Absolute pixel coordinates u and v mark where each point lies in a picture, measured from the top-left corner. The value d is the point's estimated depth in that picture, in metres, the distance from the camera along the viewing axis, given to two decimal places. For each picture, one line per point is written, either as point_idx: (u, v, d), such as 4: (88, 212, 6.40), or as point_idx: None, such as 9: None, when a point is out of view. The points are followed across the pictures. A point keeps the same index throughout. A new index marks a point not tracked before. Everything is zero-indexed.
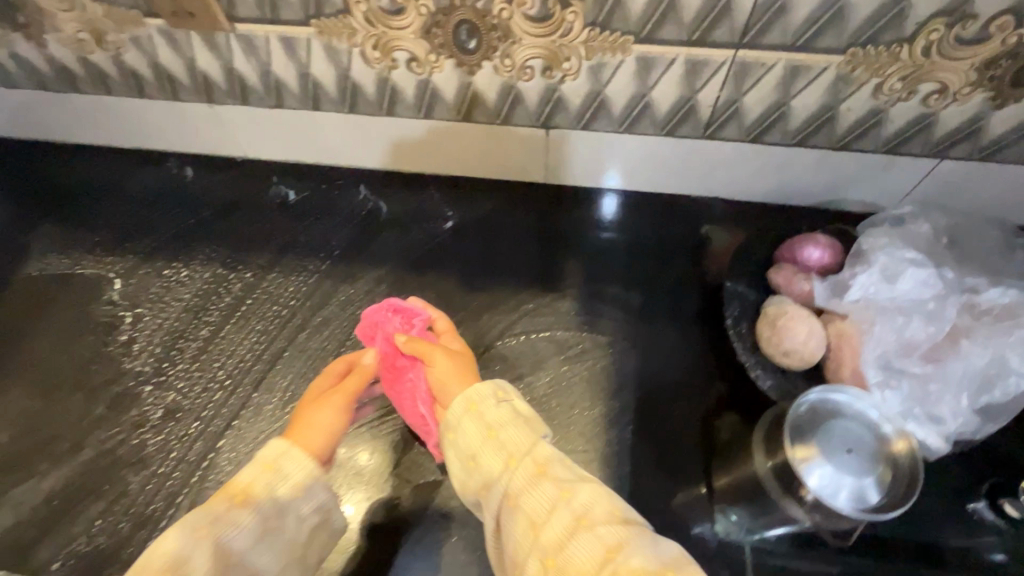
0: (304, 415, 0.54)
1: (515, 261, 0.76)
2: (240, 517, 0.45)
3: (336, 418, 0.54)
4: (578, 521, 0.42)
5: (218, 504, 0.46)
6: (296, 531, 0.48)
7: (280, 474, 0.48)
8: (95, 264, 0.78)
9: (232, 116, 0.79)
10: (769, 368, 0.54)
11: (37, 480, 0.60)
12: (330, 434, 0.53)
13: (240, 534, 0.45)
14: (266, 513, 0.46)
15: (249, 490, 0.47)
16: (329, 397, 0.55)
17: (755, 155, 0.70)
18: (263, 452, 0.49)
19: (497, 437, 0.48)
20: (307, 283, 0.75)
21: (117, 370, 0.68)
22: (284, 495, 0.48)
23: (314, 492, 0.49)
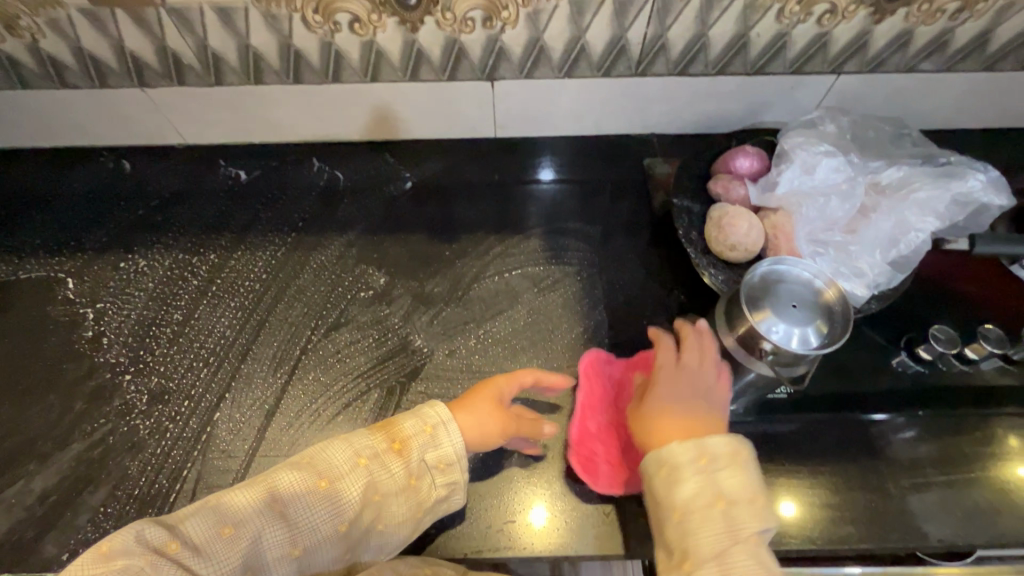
0: (477, 407, 0.57)
1: (479, 211, 0.80)
2: (391, 463, 0.52)
3: (496, 439, 0.56)
4: None
5: (380, 441, 0.53)
6: (426, 498, 0.52)
7: (434, 440, 0.54)
8: (41, 266, 0.74)
9: (168, 99, 0.77)
10: (719, 265, 0.61)
11: (26, 482, 0.59)
12: (484, 441, 0.56)
13: (388, 477, 0.51)
14: (412, 470, 0.52)
15: (405, 444, 0.53)
16: (504, 417, 0.57)
17: (684, 87, 0.77)
18: (428, 413, 0.55)
19: (689, 514, 0.46)
20: (276, 256, 0.75)
21: (89, 365, 0.66)
22: (429, 460, 0.53)
23: (454, 469, 0.54)
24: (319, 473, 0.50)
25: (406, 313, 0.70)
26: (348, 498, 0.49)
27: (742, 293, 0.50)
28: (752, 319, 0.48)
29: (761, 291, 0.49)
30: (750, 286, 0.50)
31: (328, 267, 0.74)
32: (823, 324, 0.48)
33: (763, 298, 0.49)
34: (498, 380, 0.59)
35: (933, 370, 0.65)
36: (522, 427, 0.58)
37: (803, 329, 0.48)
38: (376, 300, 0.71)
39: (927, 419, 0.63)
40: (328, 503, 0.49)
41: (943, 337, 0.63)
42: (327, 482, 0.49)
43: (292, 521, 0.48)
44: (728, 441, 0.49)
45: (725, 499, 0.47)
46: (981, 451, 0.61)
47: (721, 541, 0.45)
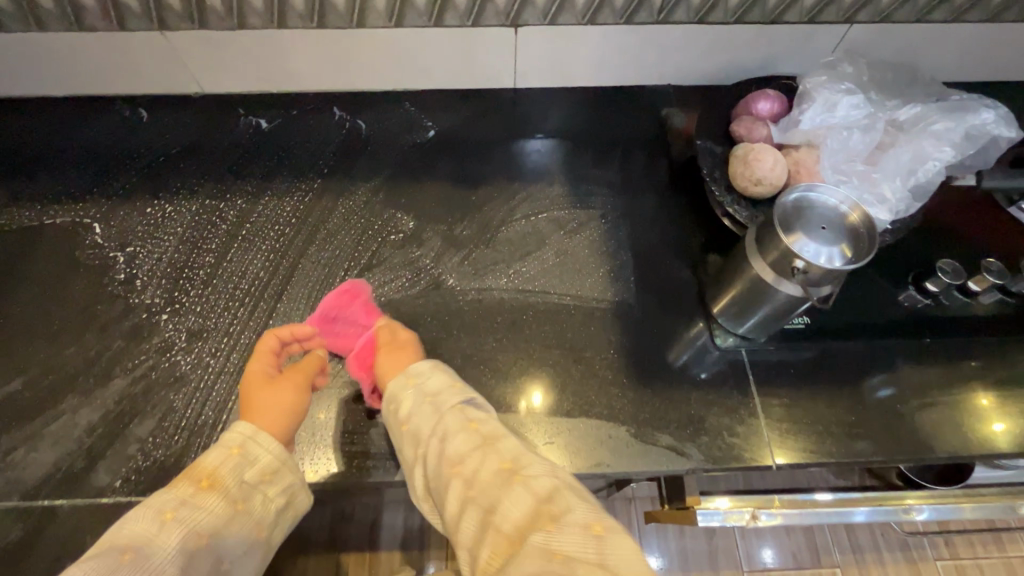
0: (258, 398, 0.55)
1: (500, 159, 0.81)
2: (207, 501, 0.46)
3: (299, 398, 0.56)
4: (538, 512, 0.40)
5: (184, 487, 0.47)
6: (262, 513, 0.49)
7: (247, 457, 0.50)
8: (65, 212, 0.74)
9: (187, 44, 0.77)
10: (743, 202, 0.65)
11: (71, 416, 0.60)
12: (291, 415, 0.55)
13: (207, 518, 0.46)
14: (234, 496, 0.48)
15: (215, 475, 0.48)
16: (286, 380, 0.57)
17: (703, 36, 0.79)
18: (227, 438, 0.51)
19: (439, 410, 0.49)
20: (303, 201, 0.76)
21: (125, 306, 0.67)
22: (250, 478, 0.50)
23: (281, 475, 0.51)
24: (119, 548, 0.42)
25: (436, 255, 0.72)
26: (164, 558, 0.42)
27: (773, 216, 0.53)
28: (783, 237, 0.51)
29: (790, 215, 0.53)
30: (781, 209, 0.53)
31: (356, 211, 0.75)
32: (845, 248, 0.51)
33: (793, 221, 0.52)
34: (252, 367, 0.58)
35: (937, 303, 0.69)
36: (303, 368, 0.59)
37: (826, 249, 0.51)
38: (406, 243, 0.72)
39: (933, 347, 0.67)
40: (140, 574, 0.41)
41: (949, 270, 0.68)
42: (131, 554, 0.41)
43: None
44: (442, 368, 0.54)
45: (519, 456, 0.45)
46: (982, 374, 0.66)
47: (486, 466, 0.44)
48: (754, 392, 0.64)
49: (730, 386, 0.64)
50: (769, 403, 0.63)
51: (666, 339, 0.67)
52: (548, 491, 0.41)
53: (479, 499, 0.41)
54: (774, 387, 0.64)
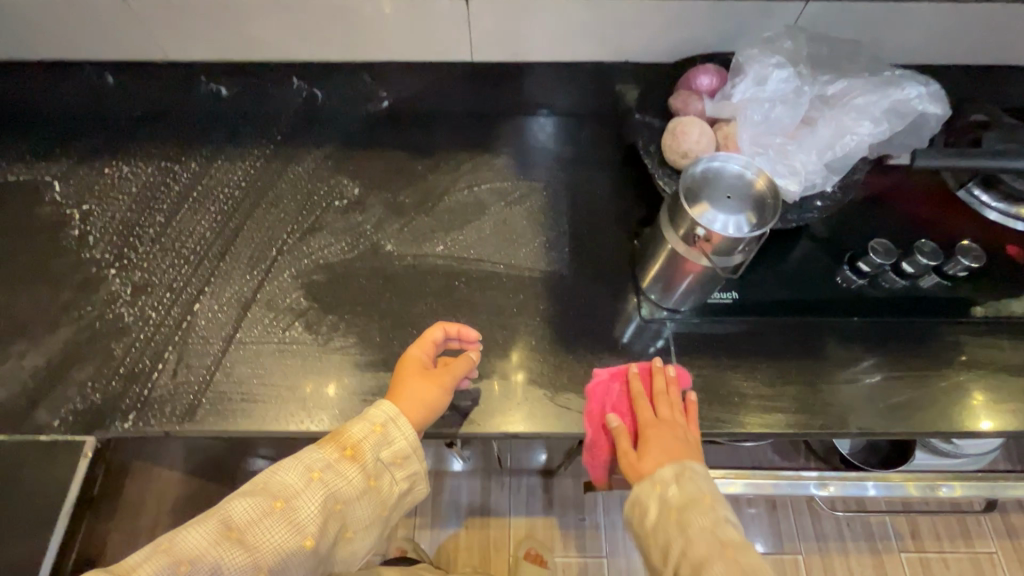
0: (409, 387, 0.57)
1: (451, 131, 0.82)
2: (347, 471, 0.51)
3: (442, 396, 0.58)
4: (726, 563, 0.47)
5: (331, 451, 0.52)
6: (388, 494, 0.54)
7: (386, 437, 0.54)
8: (29, 170, 0.77)
9: (149, 10, 0.79)
10: (674, 176, 0.65)
11: (18, 359, 0.64)
12: (427, 408, 0.57)
13: (346, 485, 0.51)
14: (369, 471, 0.53)
15: (357, 448, 0.53)
16: (437, 376, 0.58)
17: (656, 10, 0.79)
18: (374, 413, 0.55)
19: (659, 535, 0.51)
20: (255, 166, 0.78)
21: (76, 260, 0.70)
22: (385, 458, 0.53)
23: (410, 462, 0.55)
24: (273, 494, 0.49)
25: (379, 221, 0.73)
26: (305, 514, 0.49)
27: (682, 186, 0.53)
28: (688, 207, 0.52)
29: (697, 185, 0.53)
30: (687, 180, 0.54)
31: (304, 177, 0.77)
32: (750, 215, 0.51)
33: (700, 190, 0.53)
34: (411, 352, 0.61)
35: (872, 283, 0.69)
36: (455, 370, 0.59)
37: (728, 217, 0.51)
38: (350, 209, 0.74)
39: (860, 326, 0.67)
40: (284, 522, 0.48)
41: (882, 250, 0.67)
42: (282, 503, 0.49)
43: (251, 545, 0.47)
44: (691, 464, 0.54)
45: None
46: (908, 355, 0.66)
47: (682, 537, 0.49)
48: (674, 361, 0.65)
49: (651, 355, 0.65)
50: (688, 373, 0.64)
51: (593, 309, 0.68)
52: (733, 542, 0.49)
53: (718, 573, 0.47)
54: (694, 359, 0.65)
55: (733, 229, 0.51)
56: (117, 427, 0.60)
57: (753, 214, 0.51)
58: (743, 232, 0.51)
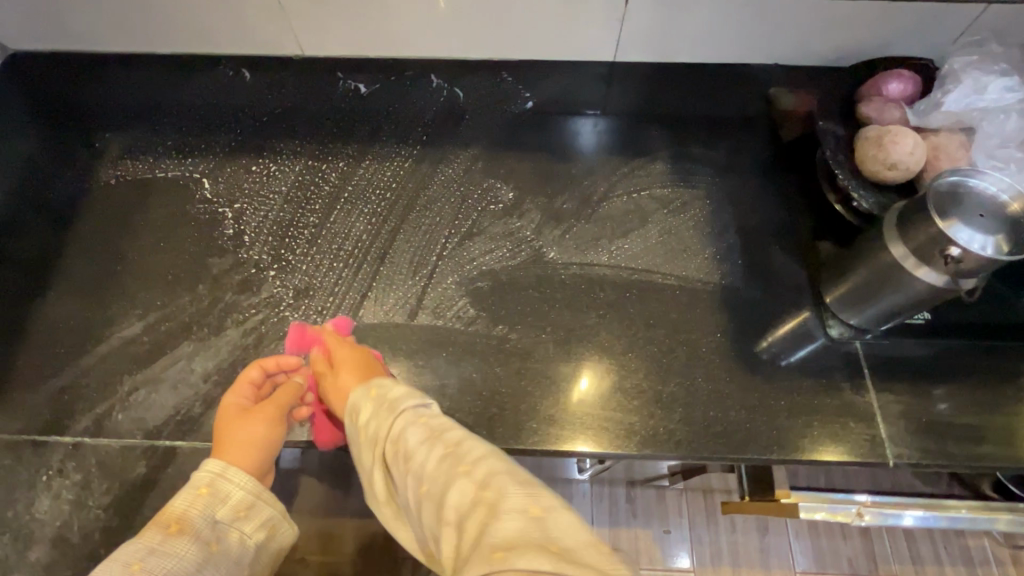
0: (229, 433, 0.55)
1: (594, 132, 0.80)
2: (176, 547, 0.48)
3: (269, 430, 0.56)
4: (491, 508, 0.38)
5: (152, 536, 0.49)
6: (240, 551, 0.51)
7: (217, 496, 0.52)
8: (176, 166, 0.76)
9: (296, 5, 0.77)
10: (871, 188, 0.62)
11: (187, 362, 0.62)
12: (261, 447, 0.55)
13: (178, 564, 0.48)
14: (207, 537, 0.50)
15: (182, 520, 0.50)
16: (257, 411, 0.56)
17: (825, 12, 0.74)
18: (196, 477, 0.52)
19: (421, 425, 0.45)
20: (402, 167, 0.76)
21: (234, 260, 0.69)
22: (223, 517, 0.51)
23: (257, 510, 0.53)
24: None
25: (537, 227, 0.71)
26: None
27: (925, 197, 0.51)
28: (935, 219, 0.49)
29: (944, 198, 0.50)
30: (939, 187, 0.51)
31: (455, 179, 0.75)
32: (1001, 243, 0.48)
33: (947, 204, 0.50)
34: (228, 399, 0.58)
35: None
36: (279, 400, 0.57)
37: (976, 235, 0.48)
38: (505, 213, 0.72)
39: None
40: None
41: None
42: None
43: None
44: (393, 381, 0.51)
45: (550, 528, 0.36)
46: None
47: (424, 449, 0.43)
48: (868, 385, 0.61)
49: (842, 378, 0.61)
50: (884, 398, 0.60)
51: (773, 325, 0.64)
52: (482, 475, 0.41)
53: (475, 520, 0.38)
54: (891, 382, 0.61)
55: (984, 247, 0.47)
56: (298, 435, 0.59)
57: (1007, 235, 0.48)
58: (996, 252, 0.48)
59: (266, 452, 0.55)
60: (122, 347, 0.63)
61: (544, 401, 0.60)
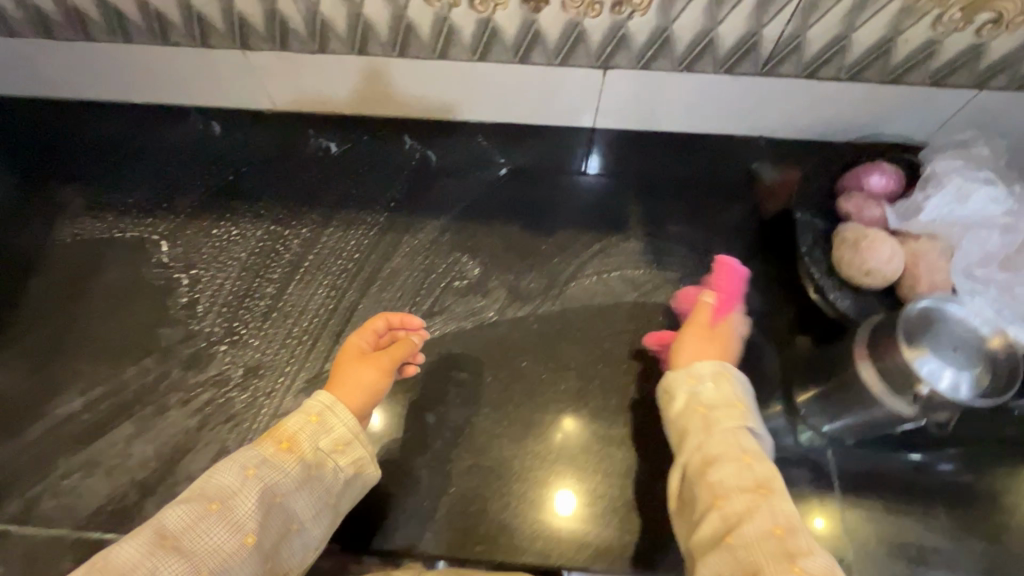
0: (346, 372, 0.56)
1: (570, 202, 0.77)
2: (284, 463, 0.48)
3: (379, 378, 0.57)
4: (714, 499, 0.47)
5: (265, 446, 0.48)
6: (333, 482, 0.50)
7: (324, 426, 0.51)
8: (136, 226, 0.74)
9: (267, 63, 0.75)
10: (845, 289, 0.59)
11: (126, 445, 0.60)
12: (370, 392, 0.56)
13: (283, 480, 0.47)
14: (308, 463, 0.49)
15: (294, 440, 0.49)
16: (372, 359, 0.57)
17: (809, 91, 0.72)
18: (310, 404, 0.52)
19: (705, 415, 0.53)
20: (367, 236, 0.73)
21: (185, 331, 0.66)
22: (325, 447, 0.50)
23: (353, 449, 0.52)
24: (208, 496, 0.45)
25: (500, 307, 0.68)
26: (245, 511, 0.45)
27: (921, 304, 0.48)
28: (910, 328, 0.47)
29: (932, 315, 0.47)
30: (905, 341, 0.47)
31: (421, 251, 0.72)
32: (985, 375, 0.46)
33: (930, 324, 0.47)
34: (351, 341, 0.60)
35: None
36: (392, 352, 0.59)
37: (952, 373, 0.45)
38: (471, 290, 0.70)
39: None
40: (224, 526, 0.44)
41: None
42: (218, 504, 0.45)
43: (188, 553, 0.43)
44: (706, 362, 0.56)
45: (721, 496, 0.47)
46: None
47: (694, 454, 0.51)
48: (835, 501, 0.58)
49: (810, 490, 0.58)
50: (851, 516, 0.57)
51: None
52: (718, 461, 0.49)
53: (742, 485, 0.47)
54: (862, 497, 0.58)
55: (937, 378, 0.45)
56: None
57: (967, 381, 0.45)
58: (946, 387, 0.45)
59: (369, 396, 0.56)
60: (59, 426, 0.61)
61: (494, 505, 0.58)
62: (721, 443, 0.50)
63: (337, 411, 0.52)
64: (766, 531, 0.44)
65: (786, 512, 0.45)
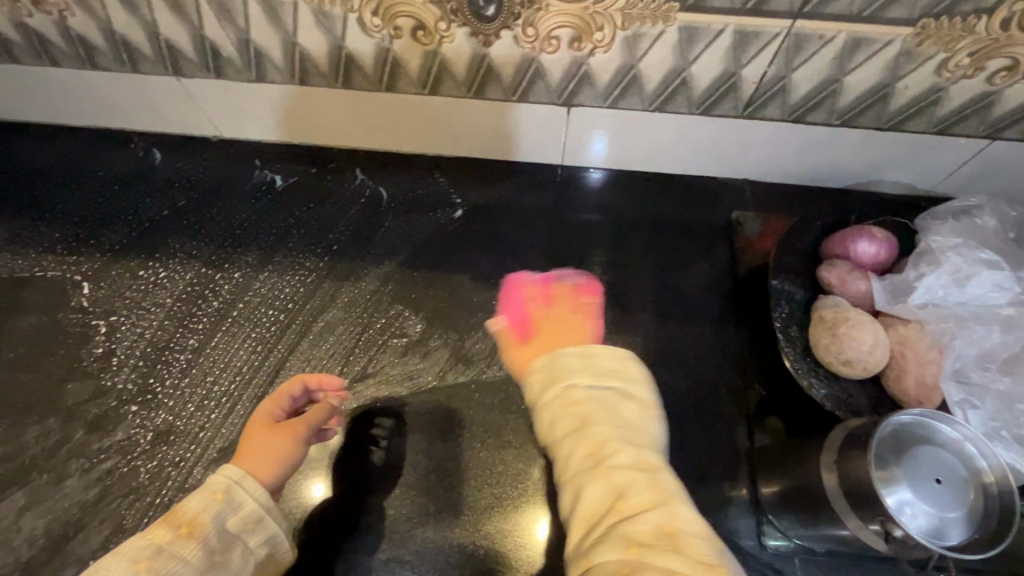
0: (252, 445, 0.49)
1: (528, 250, 0.70)
2: (182, 553, 0.42)
3: (292, 450, 0.50)
4: (597, 473, 0.42)
5: (161, 534, 0.42)
6: (241, 568, 0.45)
7: (231, 504, 0.45)
8: (59, 264, 0.69)
9: (204, 91, 0.69)
10: (823, 375, 0.51)
11: (17, 519, 0.54)
12: (280, 465, 0.50)
13: (182, 571, 0.41)
14: (213, 546, 0.43)
15: (194, 524, 0.43)
16: (288, 428, 0.51)
17: (795, 136, 0.65)
18: (212, 481, 0.45)
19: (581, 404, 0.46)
20: (304, 283, 0.67)
21: (96, 387, 0.61)
22: (232, 528, 0.44)
23: (264, 526, 0.46)
24: None
25: (441, 371, 0.62)
26: None
27: (907, 421, 0.42)
28: (890, 446, 0.41)
29: (915, 437, 0.42)
30: (881, 481, 0.40)
31: (360, 302, 0.66)
32: (977, 496, 0.41)
33: (911, 447, 0.41)
34: (260, 409, 0.53)
35: None
36: (308, 419, 0.52)
37: (922, 510, 0.39)
38: (411, 350, 0.63)
39: None
40: None
41: None
42: None
43: None
44: (615, 353, 0.50)
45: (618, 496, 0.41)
46: None
47: (573, 432, 0.45)
48: None
49: None
50: None
51: None
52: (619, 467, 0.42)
53: (601, 487, 0.42)
54: None
55: (906, 513, 0.39)
56: None
57: (936, 522, 0.39)
58: (914, 524, 0.39)
59: (274, 466, 0.49)
60: None
61: None
62: (597, 404, 0.46)
63: (237, 487, 0.45)
64: (604, 496, 0.41)
65: (683, 513, 0.39)
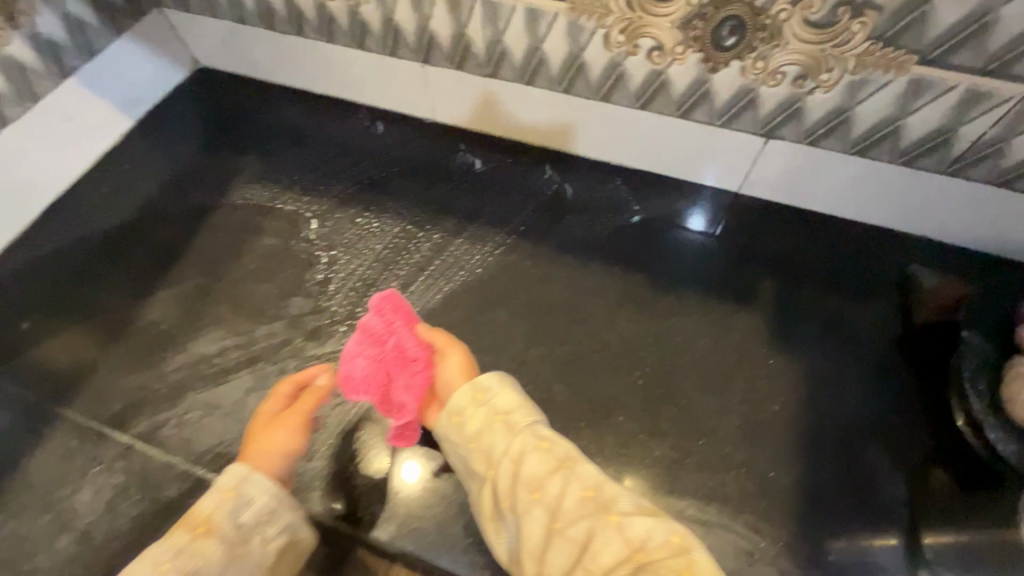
0: (255, 441, 0.58)
1: (698, 266, 0.74)
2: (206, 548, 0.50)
3: (290, 440, 0.59)
4: (552, 521, 0.47)
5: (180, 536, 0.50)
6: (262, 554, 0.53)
7: (242, 499, 0.53)
8: (294, 201, 0.82)
9: (441, 78, 0.81)
10: (1012, 431, 0.53)
11: (243, 396, 0.65)
12: (283, 453, 0.58)
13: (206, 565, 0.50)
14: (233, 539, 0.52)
15: (210, 522, 0.51)
16: (282, 423, 0.59)
17: (994, 201, 0.66)
18: (222, 481, 0.54)
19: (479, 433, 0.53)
20: (492, 255, 0.76)
21: (315, 305, 0.72)
22: (246, 521, 0.53)
23: (279, 515, 0.55)
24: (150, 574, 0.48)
25: (607, 355, 0.68)
26: None
27: None
28: None
29: None
30: None
31: (540, 280, 0.74)
32: None
33: None
34: (261, 409, 0.61)
35: None
36: (303, 408, 0.60)
37: None
38: (581, 331, 0.70)
39: None
40: None
41: None
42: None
43: None
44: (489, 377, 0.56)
45: (592, 489, 0.48)
46: None
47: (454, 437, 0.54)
48: None
49: None
50: None
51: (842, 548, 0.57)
52: (557, 491, 0.48)
53: (537, 528, 0.47)
54: None
55: None
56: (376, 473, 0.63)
57: None
58: None
59: (280, 459, 0.58)
60: (195, 363, 0.67)
61: None
62: (491, 428, 0.53)
63: (233, 475, 0.55)
64: (542, 521, 0.48)
65: (589, 474, 0.49)
